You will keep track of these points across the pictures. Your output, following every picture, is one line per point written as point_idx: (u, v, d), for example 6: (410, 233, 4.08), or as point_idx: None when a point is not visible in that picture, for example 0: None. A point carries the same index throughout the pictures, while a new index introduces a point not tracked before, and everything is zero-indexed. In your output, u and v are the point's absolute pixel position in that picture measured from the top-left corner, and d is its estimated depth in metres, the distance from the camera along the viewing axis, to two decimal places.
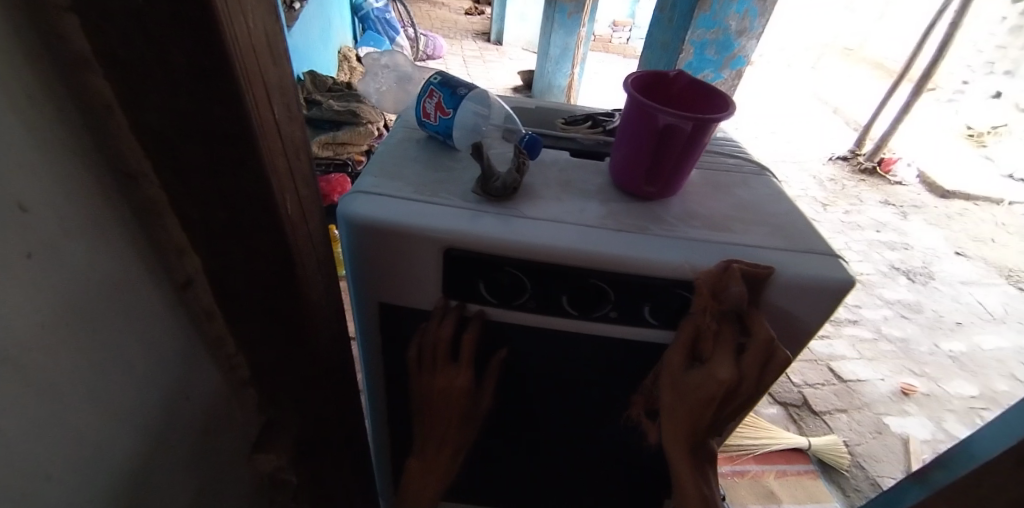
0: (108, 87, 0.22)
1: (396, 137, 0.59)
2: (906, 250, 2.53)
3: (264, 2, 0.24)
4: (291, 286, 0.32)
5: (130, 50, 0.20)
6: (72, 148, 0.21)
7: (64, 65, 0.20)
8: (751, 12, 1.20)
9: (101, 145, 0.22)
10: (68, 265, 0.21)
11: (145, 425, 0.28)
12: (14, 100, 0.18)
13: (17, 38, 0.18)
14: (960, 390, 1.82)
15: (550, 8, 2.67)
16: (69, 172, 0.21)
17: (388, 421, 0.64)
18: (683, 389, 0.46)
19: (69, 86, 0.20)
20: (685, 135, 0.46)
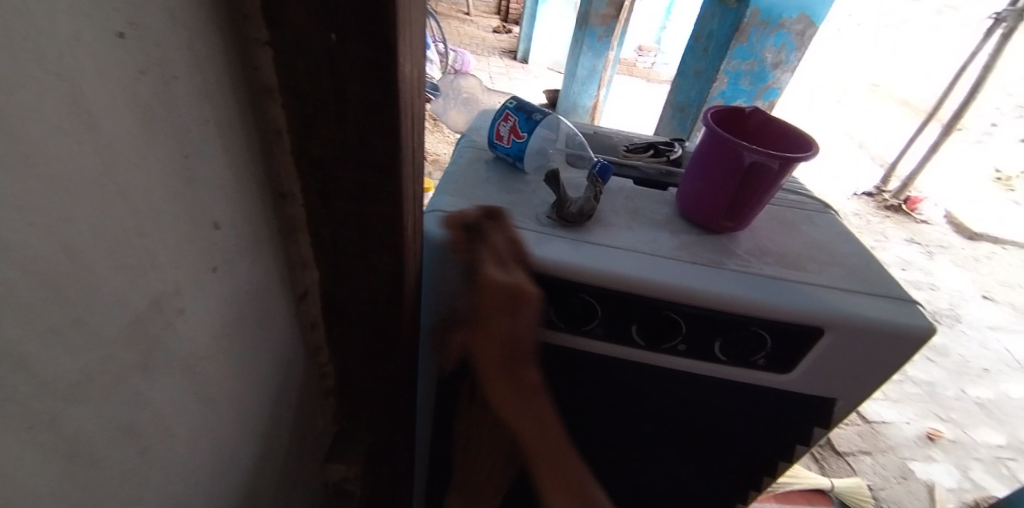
0: (281, 114, 0.23)
1: (465, 157, 0.60)
2: (931, 291, 2.48)
3: (421, 38, 0.25)
4: (399, 304, 0.32)
5: (310, 82, 0.22)
6: (249, 170, 0.22)
7: (252, 94, 0.22)
8: (789, 46, 1.20)
9: (266, 167, 0.24)
10: (234, 280, 0.22)
11: (263, 434, 0.29)
12: (220, 122, 0.19)
13: (227, 68, 0.19)
14: (987, 439, 1.77)
15: (580, 30, 2.70)
16: (246, 192, 0.22)
17: (434, 438, 0.64)
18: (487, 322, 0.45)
19: (253, 112, 0.22)
20: (769, 172, 0.47)
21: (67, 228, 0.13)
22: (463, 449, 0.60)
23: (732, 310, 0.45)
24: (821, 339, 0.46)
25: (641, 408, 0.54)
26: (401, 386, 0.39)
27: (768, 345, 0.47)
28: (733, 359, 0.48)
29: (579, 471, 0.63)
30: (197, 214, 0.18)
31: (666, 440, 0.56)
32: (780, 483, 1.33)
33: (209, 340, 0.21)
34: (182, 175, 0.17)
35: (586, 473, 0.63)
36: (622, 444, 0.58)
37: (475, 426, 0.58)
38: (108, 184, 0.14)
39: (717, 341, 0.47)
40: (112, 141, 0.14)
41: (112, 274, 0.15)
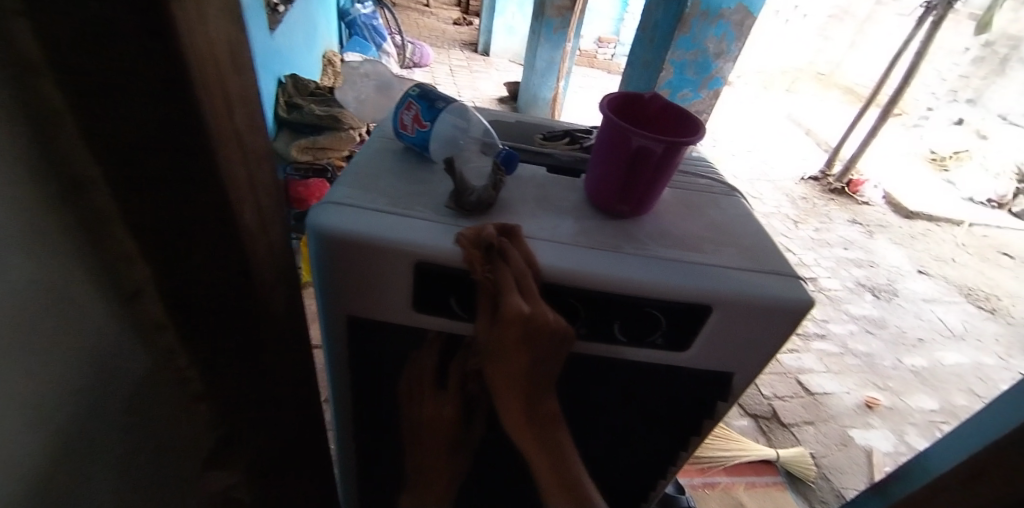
0: (60, 95, 0.22)
1: (372, 147, 0.58)
2: (871, 267, 2.63)
3: (225, 11, 0.24)
4: (253, 293, 0.32)
5: (84, 59, 0.21)
6: (18, 151, 0.22)
7: (17, 71, 0.21)
8: (728, 36, 1.23)
9: (47, 150, 0.23)
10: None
11: (68, 435, 0.28)
12: None
13: None
14: (921, 403, 1.89)
15: (538, 22, 2.67)
16: (13, 173, 0.21)
17: (354, 426, 0.64)
18: (499, 353, 0.46)
19: (22, 92, 0.21)
20: (656, 157, 0.47)
21: None
22: (413, 448, 0.60)
23: (632, 294, 0.47)
24: (710, 315, 0.48)
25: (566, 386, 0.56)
26: (278, 381, 0.39)
27: (664, 324, 0.48)
28: (631, 338, 0.49)
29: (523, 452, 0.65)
30: None
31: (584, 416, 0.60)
32: (730, 456, 1.40)
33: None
34: None
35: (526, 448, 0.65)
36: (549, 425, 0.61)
37: (414, 422, 0.57)
38: None
39: (617, 323, 0.48)
40: None
41: None
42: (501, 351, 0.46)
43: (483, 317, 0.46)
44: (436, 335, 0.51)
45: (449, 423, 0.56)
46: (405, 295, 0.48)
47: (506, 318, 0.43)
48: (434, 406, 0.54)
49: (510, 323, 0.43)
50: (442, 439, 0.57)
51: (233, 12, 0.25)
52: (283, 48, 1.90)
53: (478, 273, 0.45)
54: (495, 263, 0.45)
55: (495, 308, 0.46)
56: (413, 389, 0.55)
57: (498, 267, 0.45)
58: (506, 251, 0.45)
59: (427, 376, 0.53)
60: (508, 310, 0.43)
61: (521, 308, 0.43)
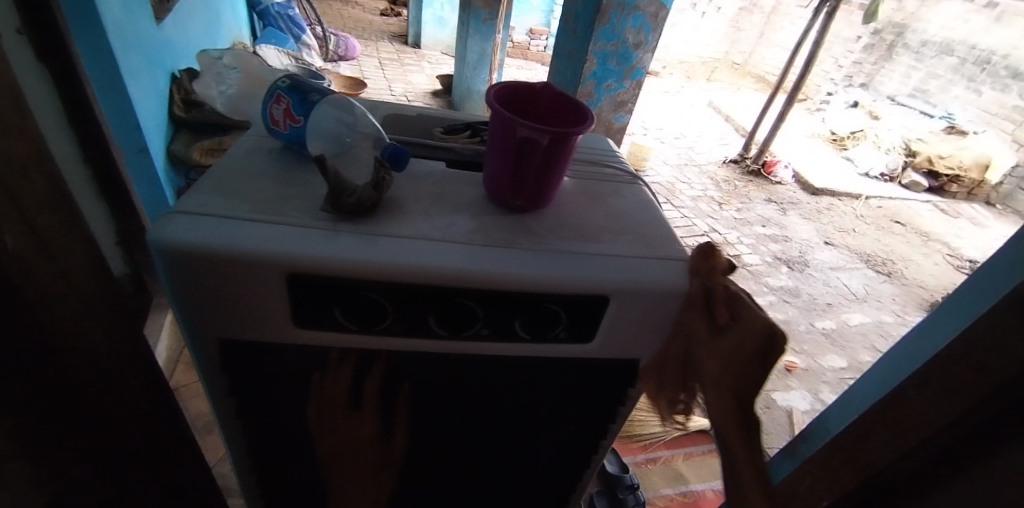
0: None
1: (242, 148, 0.53)
2: (786, 242, 2.82)
3: None
4: (24, 315, 0.29)
5: None
6: None
7: None
8: (646, 27, 1.25)
9: None
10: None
11: None
12: None
13: None
14: (832, 363, 2.05)
15: (465, 14, 2.63)
16: None
17: (250, 456, 0.59)
18: (732, 354, 0.47)
19: None
20: (545, 147, 0.45)
21: None
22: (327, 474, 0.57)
23: (530, 290, 0.45)
24: (609, 305, 0.47)
25: (483, 391, 0.55)
26: (93, 411, 0.36)
27: (564, 318, 0.48)
28: (534, 336, 0.48)
29: (456, 453, 0.63)
30: None
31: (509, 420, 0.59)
32: (668, 431, 1.45)
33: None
34: None
35: (451, 452, 0.63)
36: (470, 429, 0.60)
37: (331, 447, 0.54)
38: None
39: (517, 321, 0.47)
40: None
41: None
42: (738, 354, 0.47)
43: (709, 322, 0.48)
44: (346, 353, 0.48)
45: (366, 443, 0.54)
46: (282, 310, 0.43)
47: (752, 324, 0.47)
48: (349, 429, 0.52)
49: (754, 324, 0.46)
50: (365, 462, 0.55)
51: None
52: (177, 41, 1.73)
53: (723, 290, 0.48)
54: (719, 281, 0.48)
55: (717, 314, 0.48)
56: (324, 416, 0.52)
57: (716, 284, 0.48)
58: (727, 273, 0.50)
59: (340, 398, 0.50)
60: (750, 319, 0.47)
61: (765, 316, 0.47)
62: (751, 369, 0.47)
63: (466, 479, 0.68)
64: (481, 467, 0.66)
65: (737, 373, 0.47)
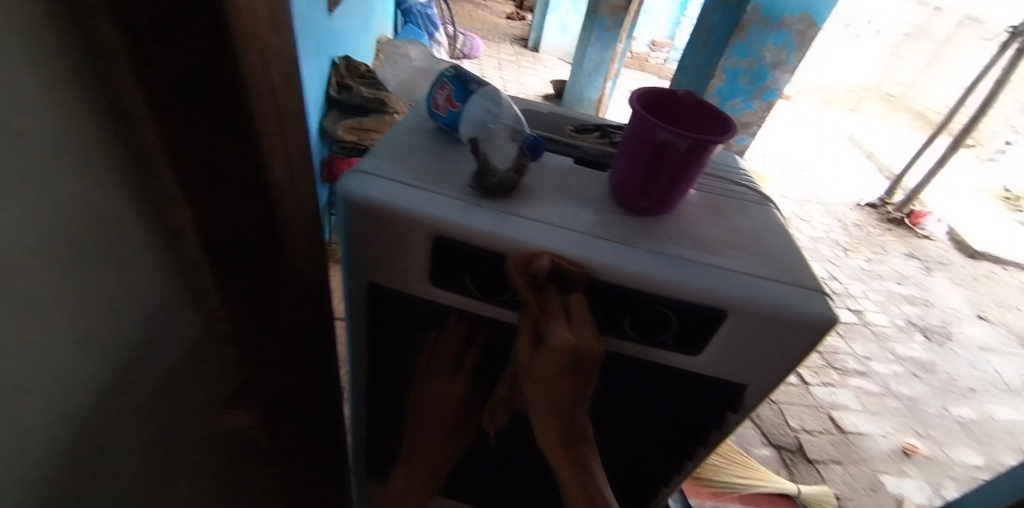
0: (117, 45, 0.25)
1: (406, 125, 0.61)
2: (925, 306, 2.47)
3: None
4: (266, 248, 0.34)
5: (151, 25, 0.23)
6: (83, 103, 0.25)
7: (85, 42, 0.24)
8: (789, 46, 1.19)
9: (105, 95, 0.26)
10: (37, 193, 0.23)
11: (112, 363, 0.31)
12: (49, 61, 0.22)
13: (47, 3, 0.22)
14: (963, 458, 1.77)
15: (590, 19, 2.62)
16: (78, 116, 0.25)
17: (368, 399, 0.67)
18: (541, 377, 0.46)
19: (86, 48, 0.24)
20: (681, 152, 0.47)
21: None
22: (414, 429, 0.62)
23: (650, 291, 0.46)
24: (725, 319, 0.47)
25: None
26: (285, 340, 0.42)
27: (674, 325, 0.48)
28: (639, 335, 0.49)
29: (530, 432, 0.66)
30: None
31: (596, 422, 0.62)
32: (746, 484, 1.36)
33: (11, 247, 0.22)
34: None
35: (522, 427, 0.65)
36: None
37: (424, 396, 0.59)
38: None
39: (626, 319, 0.49)
40: None
41: None
42: (550, 379, 0.46)
43: (526, 342, 0.47)
44: (466, 318, 0.53)
45: (452, 403, 0.57)
46: (421, 266, 0.49)
47: (552, 349, 0.44)
48: (442, 385, 0.56)
49: (558, 348, 0.44)
50: (436, 428, 0.60)
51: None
52: (339, 31, 1.97)
53: (530, 305, 0.46)
54: (546, 293, 0.46)
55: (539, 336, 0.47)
56: (429, 364, 0.57)
57: (541, 299, 0.46)
58: (547, 282, 0.46)
59: (447, 355, 0.56)
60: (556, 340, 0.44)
61: (567, 337, 0.44)
62: (563, 386, 0.46)
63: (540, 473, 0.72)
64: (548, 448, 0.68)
65: (554, 392, 0.46)
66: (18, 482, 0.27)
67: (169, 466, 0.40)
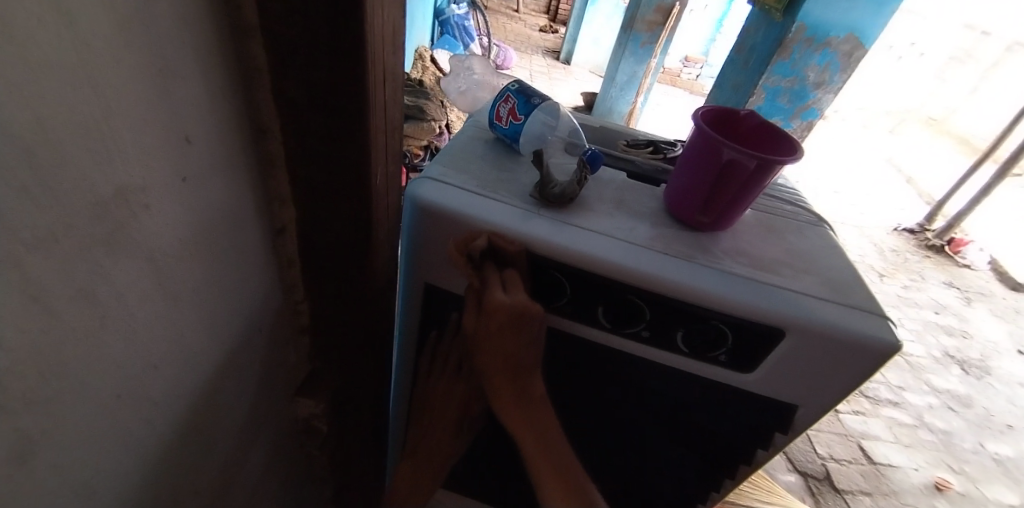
0: (264, 74, 0.33)
1: (466, 134, 0.63)
2: (963, 338, 2.39)
3: (391, 17, 0.34)
4: (355, 236, 0.41)
5: (300, 53, 0.31)
6: (235, 117, 0.32)
7: (245, 71, 0.32)
8: (833, 66, 1.17)
9: (251, 111, 0.34)
10: (192, 187, 0.30)
11: (220, 342, 0.37)
12: (214, 86, 0.30)
13: (218, 37, 0.29)
14: (1000, 496, 1.70)
15: (624, 34, 2.62)
16: (230, 128, 0.32)
17: (405, 415, 0.67)
18: (488, 343, 0.47)
19: (244, 75, 0.32)
20: (744, 171, 0.48)
21: (59, 128, 0.21)
22: (416, 429, 0.62)
23: (709, 306, 0.47)
24: (783, 339, 0.47)
25: (624, 397, 0.58)
26: (353, 325, 0.48)
27: (729, 340, 0.49)
28: (692, 350, 0.50)
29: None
30: (170, 130, 0.27)
31: (633, 437, 0.63)
32: None
33: (172, 225, 0.29)
34: (162, 116, 0.26)
35: None
36: (594, 434, 0.64)
37: (431, 396, 0.60)
38: (114, 118, 0.23)
39: (679, 331, 0.49)
40: (112, 85, 0.23)
41: (108, 168, 0.24)
42: (499, 344, 0.47)
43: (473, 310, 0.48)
44: None
45: (462, 405, 0.58)
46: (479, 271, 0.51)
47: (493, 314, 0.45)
48: (452, 389, 0.57)
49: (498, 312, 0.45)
50: (442, 433, 0.60)
51: (392, 18, 0.34)
52: None
53: (470, 278, 0.47)
54: (486, 264, 0.48)
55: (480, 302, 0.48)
56: (437, 366, 0.58)
57: (478, 273, 0.48)
58: (487, 255, 0.48)
59: (454, 356, 0.56)
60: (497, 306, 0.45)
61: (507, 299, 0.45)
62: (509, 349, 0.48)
63: None
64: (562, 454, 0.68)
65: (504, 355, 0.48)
66: (149, 434, 0.32)
67: (246, 433, 0.45)
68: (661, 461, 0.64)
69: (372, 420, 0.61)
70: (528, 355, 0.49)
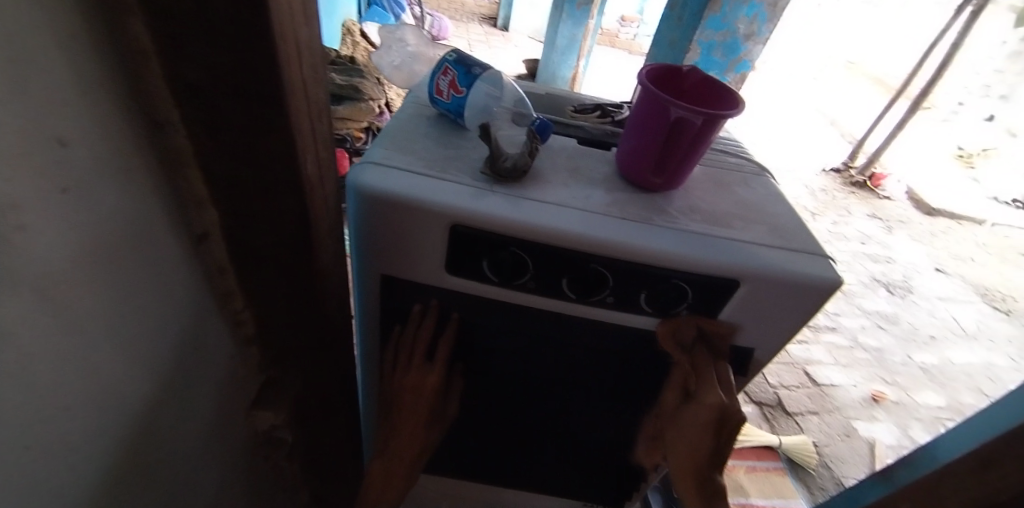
0: (150, 57, 0.29)
1: (406, 112, 0.59)
2: (888, 263, 2.59)
3: None
4: (285, 233, 0.38)
5: (190, 32, 0.27)
6: (121, 112, 0.28)
7: (126, 55, 0.28)
8: (760, 17, 1.17)
9: (142, 103, 0.30)
10: (79, 197, 0.26)
11: (149, 366, 0.34)
12: (87, 76, 0.26)
13: (84, 17, 0.25)
14: (928, 400, 1.88)
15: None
16: (117, 124, 0.28)
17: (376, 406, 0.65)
18: (684, 428, 0.52)
19: (124, 59, 0.28)
20: (693, 128, 0.47)
21: None
22: (389, 427, 0.59)
23: (667, 265, 0.47)
24: (738, 289, 0.49)
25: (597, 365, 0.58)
26: (302, 326, 0.45)
27: (689, 296, 0.49)
28: (655, 308, 0.50)
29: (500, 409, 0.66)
30: (37, 131, 0.23)
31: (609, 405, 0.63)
32: None
33: (61, 244, 0.25)
34: (25, 116, 0.22)
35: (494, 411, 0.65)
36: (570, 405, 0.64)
37: (395, 388, 0.58)
38: None
39: (642, 294, 0.50)
40: None
41: None
42: (694, 431, 0.51)
43: (678, 393, 0.53)
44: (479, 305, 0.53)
45: (431, 392, 0.57)
46: (437, 256, 0.49)
47: (702, 403, 0.50)
48: (420, 378, 0.56)
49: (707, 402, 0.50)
50: (416, 424, 0.59)
51: None
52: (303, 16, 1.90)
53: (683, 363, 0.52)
54: (701, 356, 0.52)
55: (688, 393, 0.53)
56: (402, 356, 0.56)
57: (688, 360, 0.52)
58: (699, 349, 0.52)
59: (419, 347, 0.54)
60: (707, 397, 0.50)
61: (718, 396, 0.50)
62: (704, 442, 0.51)
63: (545, 454, 0.72)
64: (536, 425, 0.68)
65: (697, 447, 0.51)
66: (77, 477, 0.29)
67: (198, 454, 0.42)
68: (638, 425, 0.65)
69: (339, 419, 0.59)
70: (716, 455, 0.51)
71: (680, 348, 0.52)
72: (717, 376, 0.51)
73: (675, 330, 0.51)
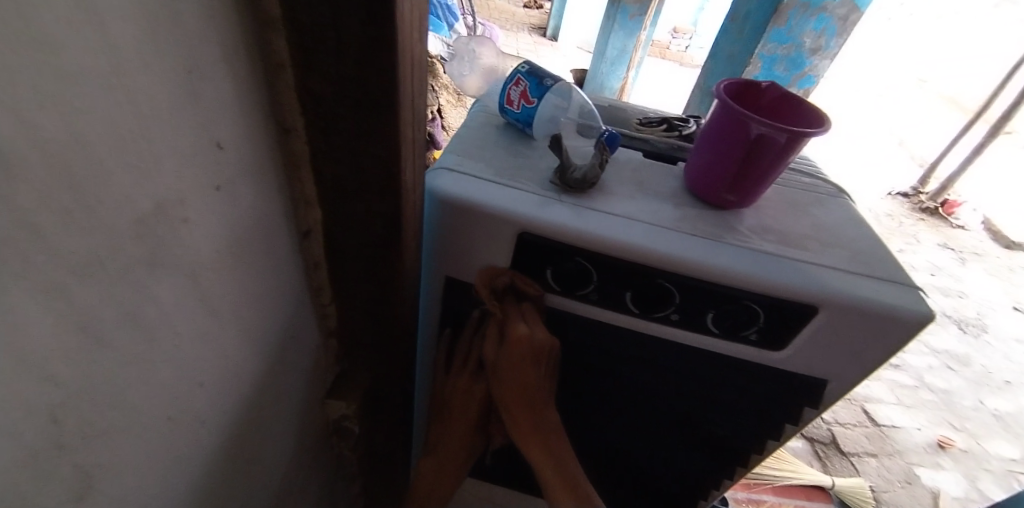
0: (287, 69, 0.31)
1: (477, 121, 0.61)
2: (959, 298, 2.40)
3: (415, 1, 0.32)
4: (381, 236, 0.40)
5: (324, 46, 0.30)
6: (260, 117, 0.31)
7: (267, 65, 0.30)
8: (829, 31, 1.10)
9: (274, 109, 0.32)
10: (226, 196, 0.28)
11: (258, 353, 0.36)
12: (239, 85, 0.28)
13: (241, 32, 0.27)
14: (1000, 450, 1.73)
15: None
16: (257, 129, 0.31)
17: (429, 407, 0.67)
18: (509, 372, 0.52)
19: (265, 70, 0.30)
20: (775, 145, 0.46)
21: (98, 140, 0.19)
22: (439, 428, 0.61)
23: (739, 286, 0.46)
24: (816, 315, 0.47)
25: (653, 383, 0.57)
26: (382, 324, 0.47)
27: (761, 320, 0.48)
28: (723, 330, 0.49)
29: None
30: (201, 134, 0.25)
31: (661, 423, 0.62)
32: (780, 476, 1.35)
33: (209, 237, 0.27)
34: (194, 121, 0.25)
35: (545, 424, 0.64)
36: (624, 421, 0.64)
37: (449, 390, 0.59)
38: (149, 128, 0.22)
39: (710, 314, 0.49)
40: (145, 91, 0.21)
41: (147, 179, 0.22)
42: (517, 371, 0.52)
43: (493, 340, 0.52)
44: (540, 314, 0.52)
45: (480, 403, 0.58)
46: (504, 263, 0.50)
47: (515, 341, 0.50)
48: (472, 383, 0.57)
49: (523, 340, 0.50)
50: (460, 428, 0.60)
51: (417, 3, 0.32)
52: None
53: (494, 310, 0.50)
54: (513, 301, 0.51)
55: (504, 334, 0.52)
56: (459, 359, 0.57)
57: (509, 308, 0.51)
58: (509, 298, 0.51)
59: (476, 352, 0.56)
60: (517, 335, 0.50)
61: (525, 329, 0.50)
62: (529, 379, 0.52)
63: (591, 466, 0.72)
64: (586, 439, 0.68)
65: (523, 386, 0.52)
66: (199, 451, 0.31)
67: (282, 440, 0.44)
68: (690, 446, 0.64)
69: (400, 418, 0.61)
70: (544, 383, 0.53)
71: (497, 302, 0.51)
72: (527, 317, 0.51)
73: (493, 282, 0.50)
